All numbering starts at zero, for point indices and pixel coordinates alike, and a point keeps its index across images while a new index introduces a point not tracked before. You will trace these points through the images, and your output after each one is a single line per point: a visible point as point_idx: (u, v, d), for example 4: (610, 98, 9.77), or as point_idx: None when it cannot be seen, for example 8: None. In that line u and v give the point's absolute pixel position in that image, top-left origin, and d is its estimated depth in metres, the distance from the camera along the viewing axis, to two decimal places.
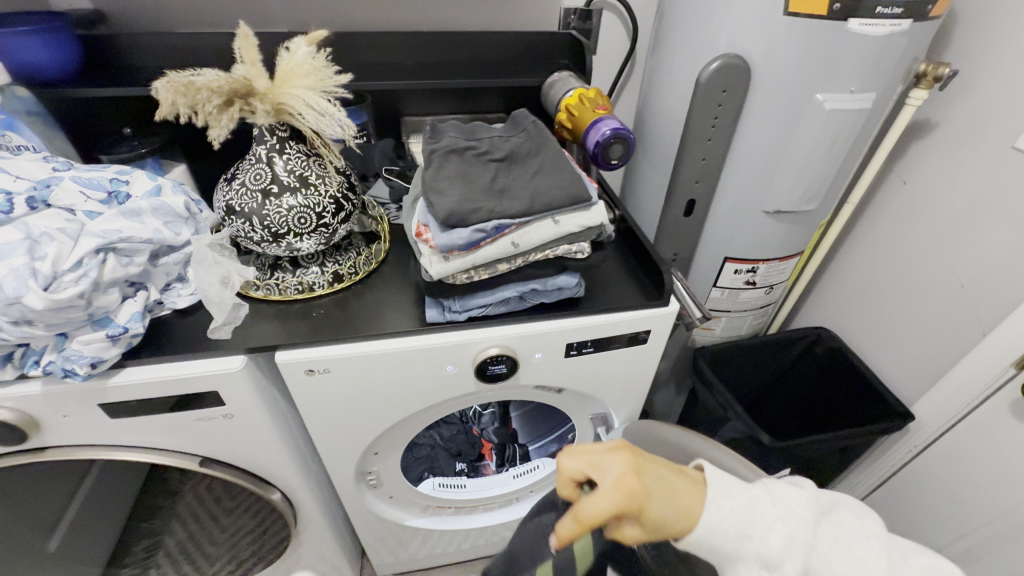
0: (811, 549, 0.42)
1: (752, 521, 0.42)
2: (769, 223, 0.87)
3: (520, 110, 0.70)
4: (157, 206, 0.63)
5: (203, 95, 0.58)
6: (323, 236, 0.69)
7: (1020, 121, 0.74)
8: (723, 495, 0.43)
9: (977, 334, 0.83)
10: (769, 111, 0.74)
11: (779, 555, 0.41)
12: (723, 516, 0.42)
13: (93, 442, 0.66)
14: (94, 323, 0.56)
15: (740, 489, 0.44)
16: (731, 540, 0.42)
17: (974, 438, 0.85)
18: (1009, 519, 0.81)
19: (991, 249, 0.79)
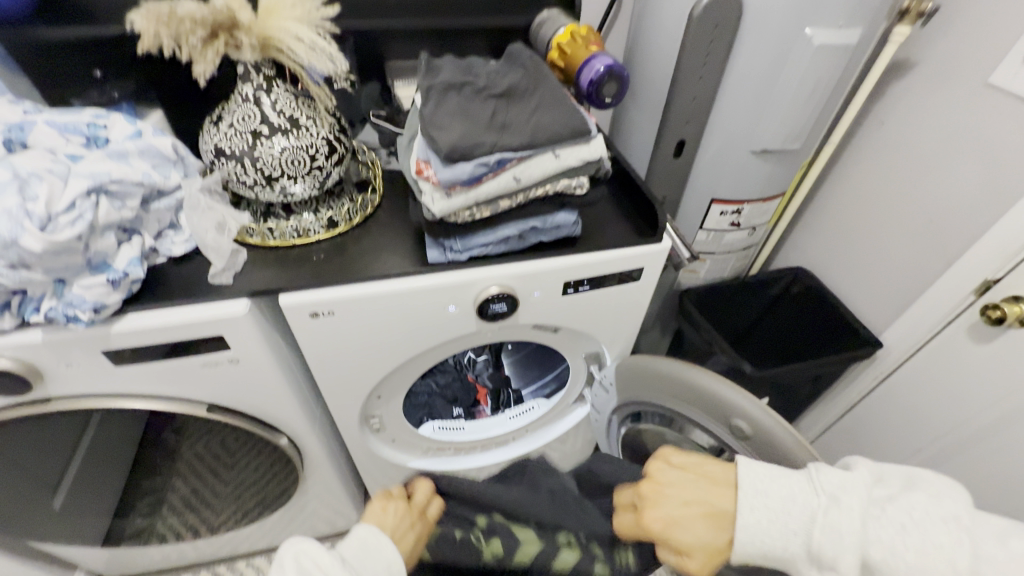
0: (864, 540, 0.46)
1: (788, 514, 0.48)
2: (755, 163, 0.89)
3: (516, 46, 0.69)
4: (143, 148, 0.61)
5: (186, 26, 0.55)
6: (317, 180, 0.67)
7: (993, 57, 0.77)
8: (757, 495, 0.50)
9: (943, 265, 0.88)
10: (759, 47, 0.75)
11: (830, 552, 0.46)
12: (756, 516, 0.49)
13: (99, 391, 0.67)
14: (92, 268, 0.56)
15: (771, 482, 0.50)
16: (775, 537, 0.49)
17: (935, 361, 0.92)
18: (961, 432, 0.90)
19: (960, 184, 0.84)
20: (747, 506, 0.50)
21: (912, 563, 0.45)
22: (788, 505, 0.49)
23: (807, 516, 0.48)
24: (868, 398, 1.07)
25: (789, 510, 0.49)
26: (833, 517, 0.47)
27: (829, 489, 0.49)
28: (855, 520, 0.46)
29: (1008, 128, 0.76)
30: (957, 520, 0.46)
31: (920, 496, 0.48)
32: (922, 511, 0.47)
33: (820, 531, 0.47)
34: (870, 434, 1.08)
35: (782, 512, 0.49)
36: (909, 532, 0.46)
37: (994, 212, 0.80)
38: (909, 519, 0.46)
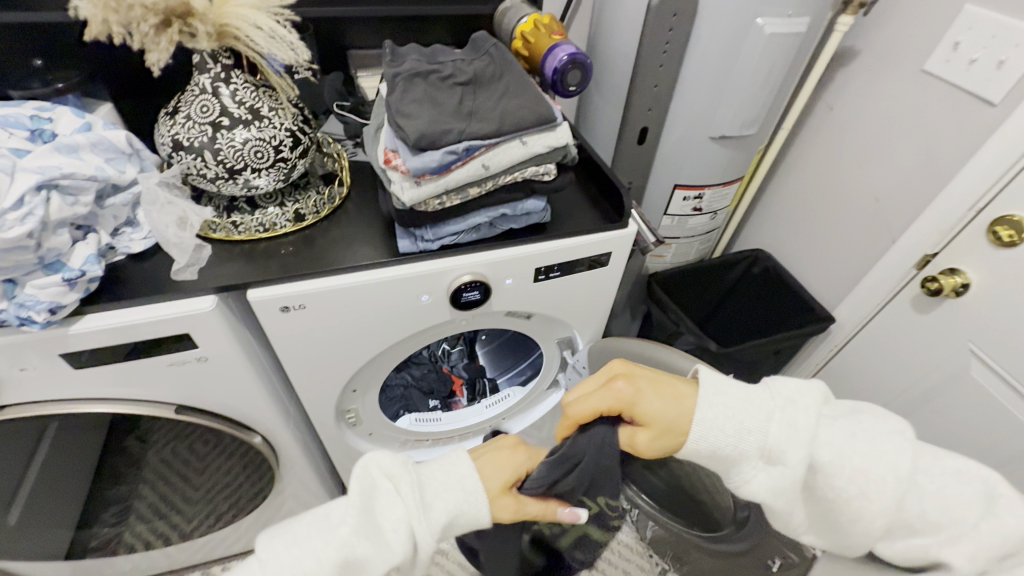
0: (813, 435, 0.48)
1: (747, 412, 0.49)
2: (714, 149, 0.93)
3: (479, 34, 0.70)
4: (95, 141, 0.58)
5: (136, 12, 0.53)
6: (281, 172, 0.66)
7: (928, 45, 0.82)
8: (716, 394, 0.51)
9: (887, 243, 0.94)
10: (715, 36, 0.77)
11: (779, 446, 0.48)
12: (717, 410, 0.50)
13: (59, 395, 0.64)
14: (45, 267, 0.53)
15: (734, 387, 0.51)
16: (732, 435, 0.49)
17: (882, 332, 0.99)
18: (906, 395, 0.96)
19: (901, 165, 0.89)
20: (709, 400, 0.50)
21: (853, 466, 0.47)
22: (747, 405, 0.50)
23: (765, 416, 0.49)
24: (826, 369, 1.13)
25: (747, 410, 0.49)
26: (790, 415, 0.48)
27: (786, 397, 0.50)
28: (809, 421, 0.48)
29: (942, 110, 0.82)
30: (903, 436, 0.48)
31: (868, 417, 0.50)
32: (871, 427, 0.49)
33: (775, 428, 0.48)
34: None
35: (738, 418, 0.49)
36: (855, 443, 0.48)
37: (932, 190, 0.85)
38: (861, 432, 0.48)
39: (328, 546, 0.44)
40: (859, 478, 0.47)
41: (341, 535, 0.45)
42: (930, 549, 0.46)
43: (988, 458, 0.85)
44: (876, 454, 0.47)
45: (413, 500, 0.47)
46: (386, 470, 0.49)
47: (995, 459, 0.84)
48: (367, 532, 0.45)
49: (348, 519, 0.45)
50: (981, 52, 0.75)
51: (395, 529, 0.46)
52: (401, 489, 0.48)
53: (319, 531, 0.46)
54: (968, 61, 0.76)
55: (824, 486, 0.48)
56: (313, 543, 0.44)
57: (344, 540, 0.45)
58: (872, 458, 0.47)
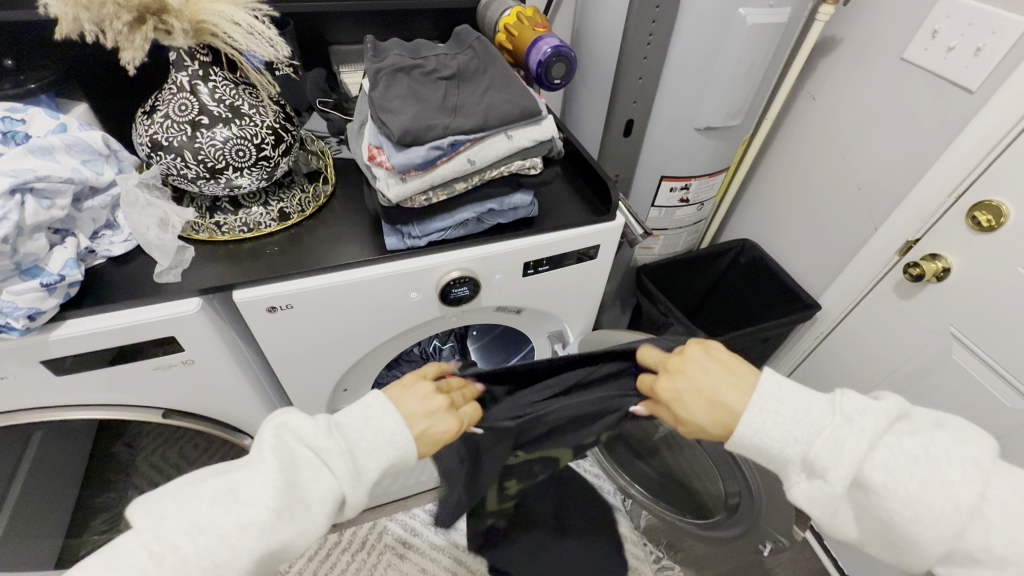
0: (869, 451, 0.43)
1: (794, 424, 0.46)
2: (700, 140, 0.93)
3: (462, 27, 0.69)
4: (71, 143, 0.57)
5: (108, 9, 0.52)
6: (264, 171, 0.65)
7: (907, 33, 0.82)
8: (770, 400, 0.47)
9: (870, 230, 0.96)
10: (698, 28, 0.77)
11: (824, 463, 0.44)
12: (766, 419, 0.46)
13: (43, 402, 0.63)
14: (22, 273, 0.52)
15: (788, 393, 0.47)
16: (777, 442, 0.46)
17: (868, 318, 1.00)
18: (893, 378, 0.98)
19: (883, 153, 0.91)
20: (758, 406, 0.47)
21: (911, 493, 0.43)
22: (800, 415, 0.46)
23: (813, 430, 0.45)
24: (813, 356, 1.15)
25: (798, 419, 0.46)
26: (842, 435, 0.44)
27: (847, 411, 0.45)
28: (864, 443, 0.43)
29: (921, 98, 0.83)
30: (975, 465, 0.43)
31: (944, 436, 0.45)
32: (940, 449, 0.44)
33: (821, 445, 0.44)
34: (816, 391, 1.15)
35: (786, 428, 0.46)
36: (921, 470, 0.43)
37: (913, 176, 0.87)
38: (931, 457, 0.43)
39: (249, 526, 0.40)
40: (914, 504, 0.43)
41: (262, 517, 0.40)
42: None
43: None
44: (947, 483, 0.43)
45: (335, 466, 0.43)
46: (302, 436, 0.44)
47: None
48: (289, 507, 0.41)
49: (274, 491, 0.41)
50: (958, 39, 0.76)
51: (322, 497, 0.42)
52: (322, 461, 0.43)
53: (230, 511, 0.41)
54: (947, 48, 0.77)
55: (877, 509, 0.44)
56: (229, 519, 0.40)
57: (266, 521, 0.40)
58: (943, 488, 0.42)
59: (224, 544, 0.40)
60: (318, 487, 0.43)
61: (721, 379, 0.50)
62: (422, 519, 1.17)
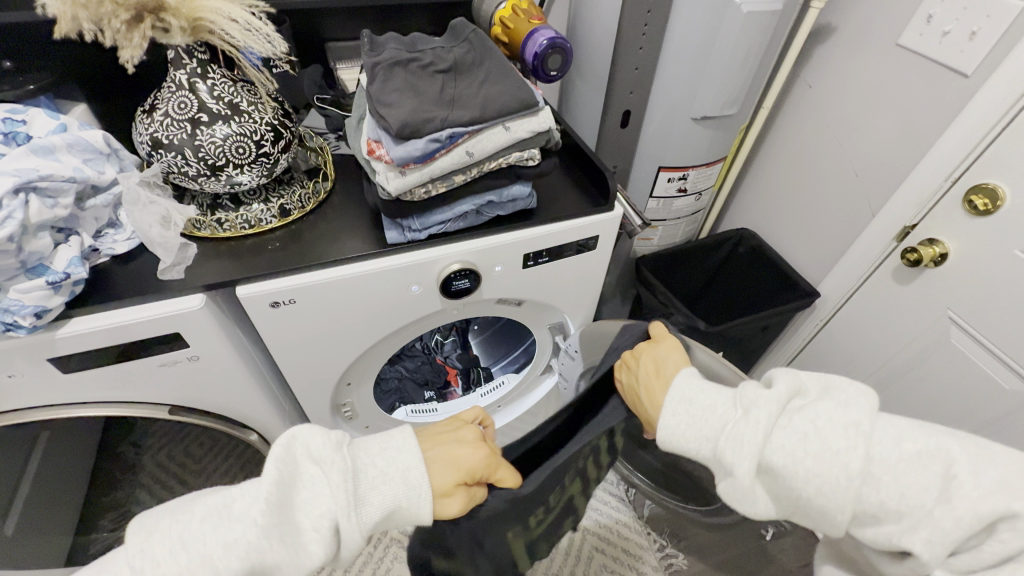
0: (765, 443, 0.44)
1: (705, 421, 0.47)
2: (697, 130, 0.93)
3: (458, 20, 0.69)
4: (72, 142, 0.57)
5: (105, 8, 0.52)
6: (264, 167, 0.66)
7: (902, 19, 0.83)
8: (682, 402, 0.48)
9: (868, 216, 0.96)
10: (693, 17, 0.78)
11: (731, 459, 0.44)
12: (678, 420, 0.48)
13: (51, 399, 0.64)
14: (28, 271, 0.53)
15: (700, 394, 0.48)
16: (695, 440, 0.47)
17: (867, 304, 1.00)
18: (891, 363, 0.99)
19: (880, 139, 0.91)
20: (670, 408, 0.48)
21: (817, 469, 0.43)
22: (709, 414, 0.47)
23: (718, 425, 0.46)
24: (812, 343, 1.16)
25: (708, 418, 0.47)
26: (820, 412, 0.45)
27: (745, 403, 0.46)
28: (760, 433, 0.44)
29: (917, 83, 0.83)
30: (857, 428, 0.44)
31: (826, 405, 0.45)
32: (827, 419, 0.44)
33: (725, 441, 0.45)
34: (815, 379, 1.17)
35: (695, 423, 0.47)
36: (807, 445, 0.44)
37: (909, 162, 0.87)
38: (811, 435, 0.44)
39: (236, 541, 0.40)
40: (833, 488, 0.42)
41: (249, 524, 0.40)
42: (895, 535, 0.44)
43: (969, 420, 0.88)
44: (835, 452, 0.43)
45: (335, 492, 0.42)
46: (311, 450, 0.44)
47: (978, 421, 0.86)
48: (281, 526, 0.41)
49: (262, 508, 0.41)
50: (953, 24, 0.76)
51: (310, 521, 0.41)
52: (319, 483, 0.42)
53: (219, 526, 0.41)
54: (942, 33, 0.77)
55: (787, 490, 0.45)
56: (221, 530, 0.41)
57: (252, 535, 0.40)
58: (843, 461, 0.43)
59: (206, 562, 0.40)
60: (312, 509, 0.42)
61: (649, 379, 0.53)
62: None
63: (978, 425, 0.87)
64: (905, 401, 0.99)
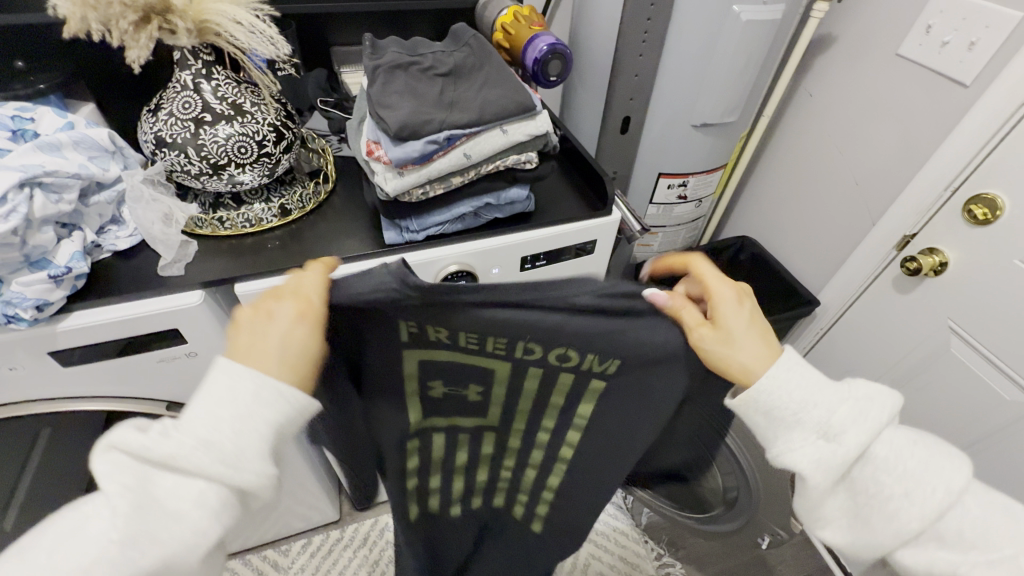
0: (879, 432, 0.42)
1: (821, 391, 0.43)
2: (696, 137, 0.94)
3: (459, 25, 0.70)
4: (78, 139, 0.58)
5: (114, 9, 0.53)
6: (266, 167, 0.67)
7: (902, 29, 0.83)
8: (802, 363, 0.44)
9: (867, 225, 0.96)
10: (693, 25, 0.79)
11: (841, 425, 0.42)
12: (795, 377, 0.43)
13: (51, 393, 0.65)
14: (31, 265, 0.54)
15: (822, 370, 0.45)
16: (795, 404, 0.42)
17: (866, 313, 1.00)
18: (891, 375, 0.98)
19: (879, 148, 0.91)
20: (790, 361, 0.44)
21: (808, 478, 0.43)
22: (824, 384, 0.43)
23: (839, 399, 0.43)
24: (813, 353, 1.15)
25: (824, 389, 0.43)
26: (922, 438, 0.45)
27: (869, 390, 0.44)
28: (885, 418, 0.42)
29: (917, 93, 0.83)
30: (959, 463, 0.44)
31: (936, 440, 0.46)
32: (930, 445, 0.45)
33: (843, 412, 0.42)
34: None
35: (809, 398, 0.42)
36: (912, 451, 0.43)
37: (909, 171, 0.87)
38: (917, 449, 0.44)
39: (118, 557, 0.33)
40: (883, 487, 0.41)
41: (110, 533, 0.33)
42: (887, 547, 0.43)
43: (968, 433, 0.87)
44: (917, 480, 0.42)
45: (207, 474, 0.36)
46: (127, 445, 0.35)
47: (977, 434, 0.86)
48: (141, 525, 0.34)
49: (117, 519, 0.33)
50: (952, 35, 0.76)
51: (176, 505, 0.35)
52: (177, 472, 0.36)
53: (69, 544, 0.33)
54: (941, 43, 0.78)
55: None
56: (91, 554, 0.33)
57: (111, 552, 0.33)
58: (909, 486, 0.42)
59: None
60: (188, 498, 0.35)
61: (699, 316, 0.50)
62: None
63: (978, 438, 0.86)
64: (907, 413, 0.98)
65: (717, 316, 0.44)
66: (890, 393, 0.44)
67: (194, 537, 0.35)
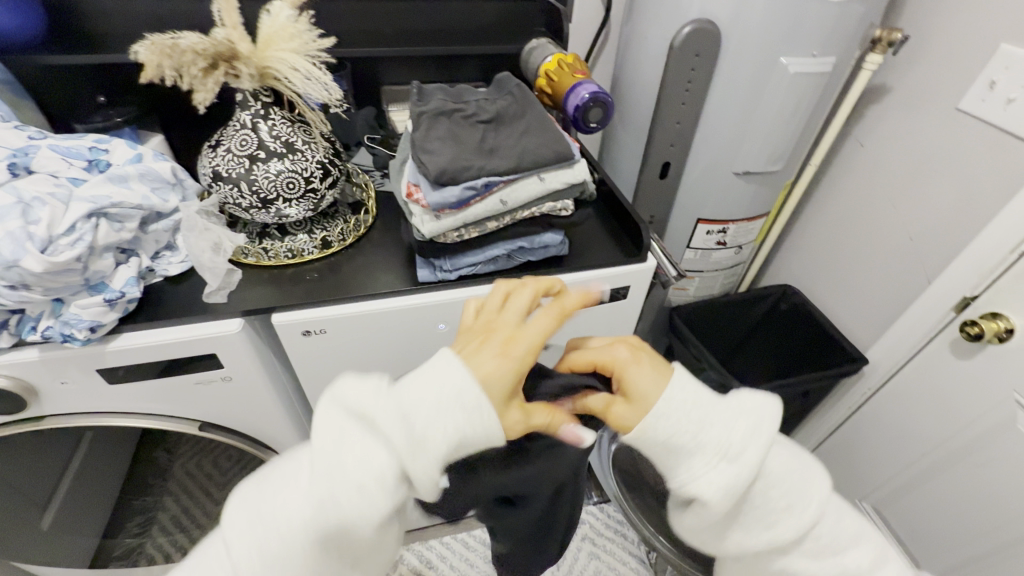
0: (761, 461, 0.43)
1: (701, 422, 0.42)
2: (738, 184, 0.92)
3: (503, 74, 0.72)
4: (144, 172, 0.63)
5: (187, 57, 0.58)
6: (311, 202, 0.70)
7: (962, 85, 0.80)
8: None
9: (923, 283, 0.91)
10: (738, 76, 0.78)
11: (739, 446, 0.42)
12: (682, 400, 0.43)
13: (95, 408, 0.68)
14: (91, 288, 0.58)
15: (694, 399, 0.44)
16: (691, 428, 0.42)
17: (922, 375, 0.93)
18: (945, 447, 0.90)
19: (937, 202, 0.86)
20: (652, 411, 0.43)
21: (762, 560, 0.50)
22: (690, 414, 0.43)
23: (733, 415, 0.43)
24: (858, 414, 1.08)
25: (700, 421, 0.42)
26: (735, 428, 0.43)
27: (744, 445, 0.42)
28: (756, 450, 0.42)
29: (977, 150, 0.79)
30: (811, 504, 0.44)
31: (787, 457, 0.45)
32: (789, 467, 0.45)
33: (735, 445, 0.42)
34: (863, 454, 1.08)
35: (704, 419, 0.43)
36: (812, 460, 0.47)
37: (969, 229, 0.82)
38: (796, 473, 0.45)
39: (270, 539, 0.37)
40: None
41: (308, 513, 0.36)
42: None
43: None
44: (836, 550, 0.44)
45: (386, 441, 0.36)
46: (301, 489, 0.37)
47: None
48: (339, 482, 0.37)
49: (318, 478, 0.36)
50: (1018, 92, 0.72)
51: (376, 502, 0.35)
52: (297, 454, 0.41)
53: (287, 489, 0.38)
54: (1005, 100, 0.74)
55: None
56: (267, 545, 0.37)
57: (314, 511, 0.36)
58: (793, 500, 0.44)
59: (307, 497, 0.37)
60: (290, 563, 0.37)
61: None
62: (439, 551, 1.20)
63: None
64: (963, 489, 0.89)
65: (620, 382, 0.45)
66: (770, 400, 0.45)
67: (369, 514, 0.35)
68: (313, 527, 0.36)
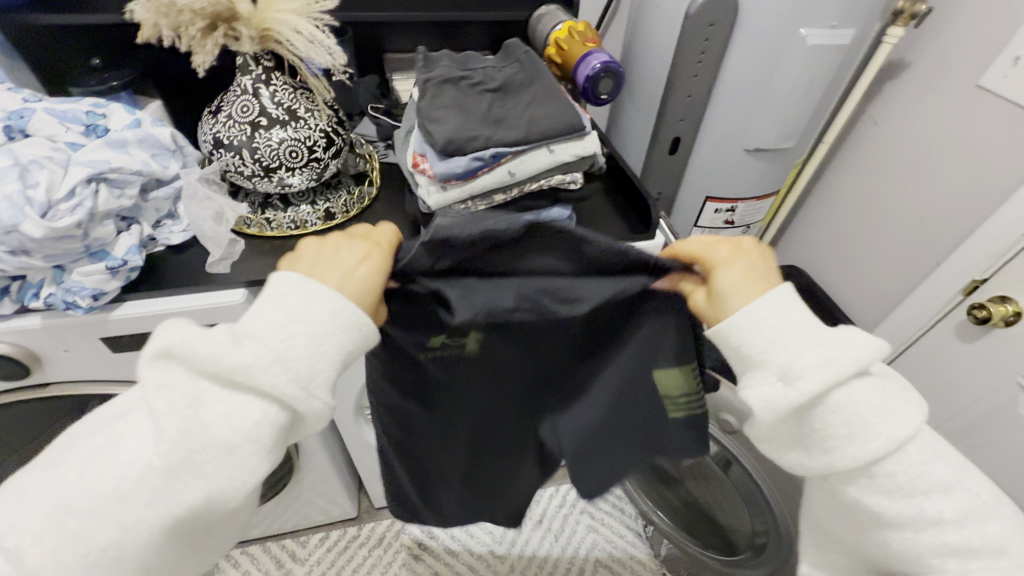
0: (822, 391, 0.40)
1: (766, 341, 0.41)
2: (748, 162, 0.90)
3: (511, 41, 0.70)
4: (142, 138, 0.61)
5: (185, 17, 0.56)
6: (314, 171, 0.68)
7: (984, 61, 0.78)
8: None
9: (931, 265, 0.90)
10: (754, 48, 0.76)
11: (800, 369, 0.39)
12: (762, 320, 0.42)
13: (99, 375, 0.68)
14: (91, 256, 0.57)
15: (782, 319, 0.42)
16: (758, 345, 0.42)
17: (925, 357, 0.93)
18: (943, 427, 0.91)
19: (950, 182, 0.85)
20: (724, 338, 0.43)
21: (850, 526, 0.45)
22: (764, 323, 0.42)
23: (810, 345, 0.40)
24: None
25: (771, 341, 0.41)
26: (833, 353, 0.39)
27: (799, 369, 0.40)
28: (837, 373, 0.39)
29: (995, 129, 0.77)
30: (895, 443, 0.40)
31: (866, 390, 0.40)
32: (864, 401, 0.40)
33: (803, 363, 0.40)
34: None
35: (775, 341, 0.41)
36: (903, 395, 0.42)
37: (982, 211, 0.81)
38: (875, 401, 0.40)
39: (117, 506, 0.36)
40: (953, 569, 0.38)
41: (148, 481, 0.36)
42: None
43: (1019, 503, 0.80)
44: (914, 493, 0.40)
45: (251, 389, 0.37)
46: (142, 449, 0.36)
47: None
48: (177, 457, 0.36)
49: (163, 444, 0.36)
50: None
51: (246, 465, 0.37)
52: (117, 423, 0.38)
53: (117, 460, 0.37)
54: None
55: None
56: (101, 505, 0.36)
57: (156, 478, 0.36)
58: (858, 431, 0.39)
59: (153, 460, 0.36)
60: (137, 531, 0.36)
61: None
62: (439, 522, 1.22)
63: None
64: None
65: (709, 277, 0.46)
66: (872, 343, 0.40)
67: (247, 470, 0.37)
68: (158, 496, 0.36)
